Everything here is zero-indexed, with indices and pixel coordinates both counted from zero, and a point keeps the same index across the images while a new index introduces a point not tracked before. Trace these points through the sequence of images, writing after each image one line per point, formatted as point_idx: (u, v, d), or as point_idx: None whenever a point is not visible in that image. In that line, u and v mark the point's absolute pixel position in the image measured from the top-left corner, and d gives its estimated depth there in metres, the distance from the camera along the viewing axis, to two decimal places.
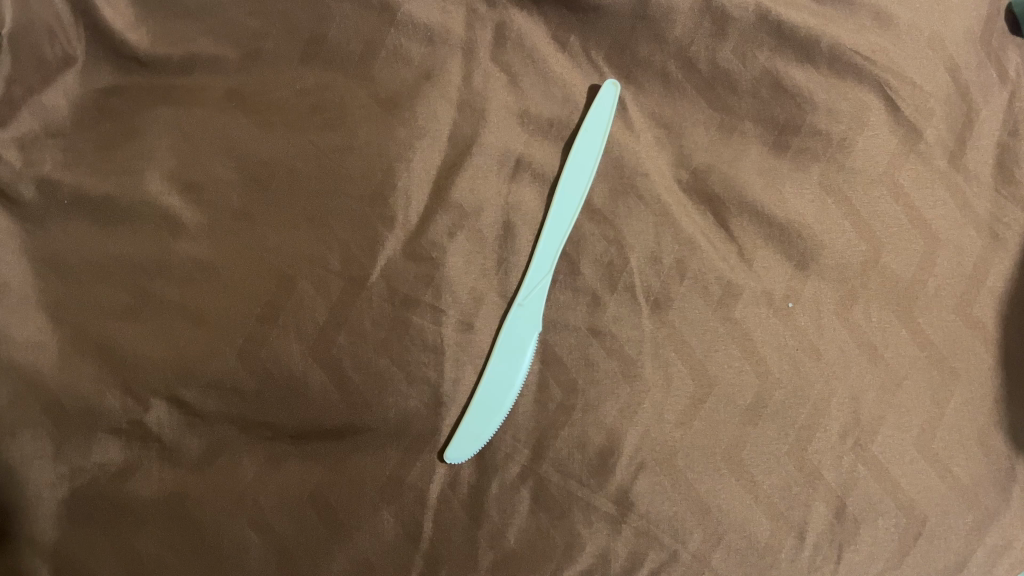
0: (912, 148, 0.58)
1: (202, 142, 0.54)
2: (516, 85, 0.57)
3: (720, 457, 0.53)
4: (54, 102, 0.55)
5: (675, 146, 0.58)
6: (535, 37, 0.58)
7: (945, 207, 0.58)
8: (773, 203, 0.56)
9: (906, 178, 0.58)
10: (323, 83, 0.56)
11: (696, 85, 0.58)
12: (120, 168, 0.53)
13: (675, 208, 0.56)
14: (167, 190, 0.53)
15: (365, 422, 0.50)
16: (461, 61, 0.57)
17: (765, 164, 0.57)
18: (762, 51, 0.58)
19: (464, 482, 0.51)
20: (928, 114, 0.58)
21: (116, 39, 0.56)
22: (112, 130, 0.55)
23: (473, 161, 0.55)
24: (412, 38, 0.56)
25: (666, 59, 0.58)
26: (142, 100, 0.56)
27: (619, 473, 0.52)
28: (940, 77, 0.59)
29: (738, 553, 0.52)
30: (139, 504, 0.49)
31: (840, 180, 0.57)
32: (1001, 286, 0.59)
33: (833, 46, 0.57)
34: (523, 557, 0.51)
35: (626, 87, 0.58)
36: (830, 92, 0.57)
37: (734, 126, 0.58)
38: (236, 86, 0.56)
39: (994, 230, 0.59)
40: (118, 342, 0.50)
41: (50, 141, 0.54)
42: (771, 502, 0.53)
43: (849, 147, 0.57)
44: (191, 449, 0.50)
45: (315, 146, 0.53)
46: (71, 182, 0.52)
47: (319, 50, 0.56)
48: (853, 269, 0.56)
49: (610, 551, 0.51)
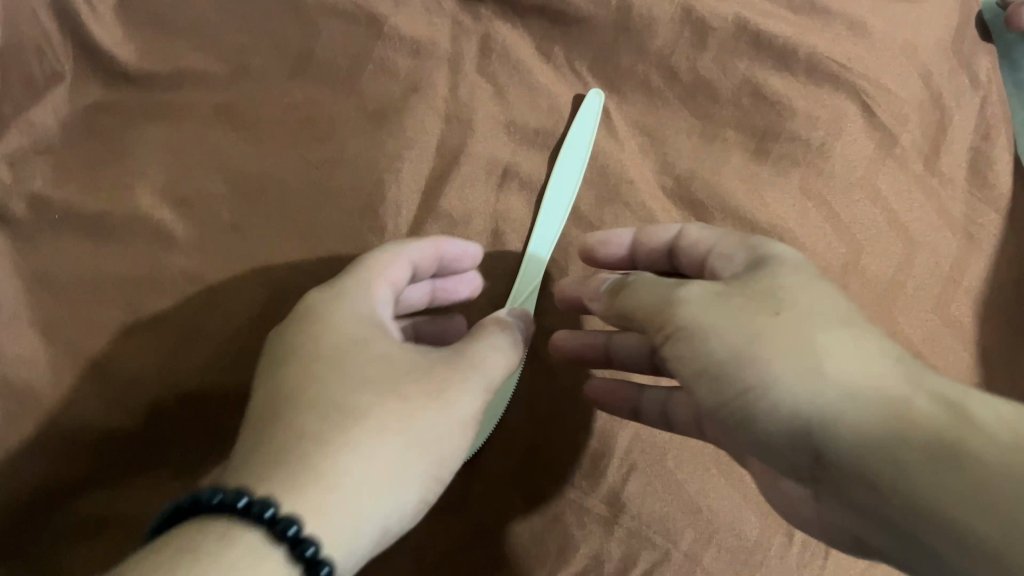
0: (889, 152, 0.60)
1: (192, 158, 0.54)
2: (502, 96, 0.58)
3: (710, 458, 0.54)
4: (43, 119, 0.54)
5: (659, 154, 0.59)
6: (520, 49, 0.59)
7: (921, 209, 0.60)
8: (757, 208, 0.57)
9: (884, 182, 0.59)
10: (313, 98, 0.57)
11: (679, 95, 0.59)
12: (110, 184, 0.53)
13: (660, 214, 0.57)
14: (159, 205, 0.53)
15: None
16: (447, 73, 0.58)
17: (747, 170, 0.58)
18: (742, 60, 0.59)
19: (456, 487, 0.52)
20: (903, 120, 0.60)
21: (105, 56, 0.55)
22: (102, 147, 0.55)
23: (461, 170, 0.56)
24: (399, 51, 0.57)
25: (648, 69, 0.59)
26: (133, 117, 0.55)
27: (610, 475, 0.53)
28: (913, 84, 0.60)
29: (729, 553, 0.53)
30: (130, 512, 0.49)
31: (819, 185, 0.58)
32: (977, 286, 0.60)
33: (810, 55, 0.59)
34: (517, 560, 0.51)
35: (610, 96, 0.59)
36: (809, 99, 0.59)
37: (716, 134, 0.59)
38: (225, 102, 0.56)
39: (969, 232, 0.61)
40: (112, 356, 0.50)
41: (38, 157, 0.53)
42: (760, 502, 0.54)
43: (827, 152, 0.59)
44: (178, 457, 0.50)
45: (305, 160, 0.55)
46: (62, 199, 0.52)
47: (308, 67, 0.57)
48: (834, 271, 0.57)
49: (603, 552, 0.52)
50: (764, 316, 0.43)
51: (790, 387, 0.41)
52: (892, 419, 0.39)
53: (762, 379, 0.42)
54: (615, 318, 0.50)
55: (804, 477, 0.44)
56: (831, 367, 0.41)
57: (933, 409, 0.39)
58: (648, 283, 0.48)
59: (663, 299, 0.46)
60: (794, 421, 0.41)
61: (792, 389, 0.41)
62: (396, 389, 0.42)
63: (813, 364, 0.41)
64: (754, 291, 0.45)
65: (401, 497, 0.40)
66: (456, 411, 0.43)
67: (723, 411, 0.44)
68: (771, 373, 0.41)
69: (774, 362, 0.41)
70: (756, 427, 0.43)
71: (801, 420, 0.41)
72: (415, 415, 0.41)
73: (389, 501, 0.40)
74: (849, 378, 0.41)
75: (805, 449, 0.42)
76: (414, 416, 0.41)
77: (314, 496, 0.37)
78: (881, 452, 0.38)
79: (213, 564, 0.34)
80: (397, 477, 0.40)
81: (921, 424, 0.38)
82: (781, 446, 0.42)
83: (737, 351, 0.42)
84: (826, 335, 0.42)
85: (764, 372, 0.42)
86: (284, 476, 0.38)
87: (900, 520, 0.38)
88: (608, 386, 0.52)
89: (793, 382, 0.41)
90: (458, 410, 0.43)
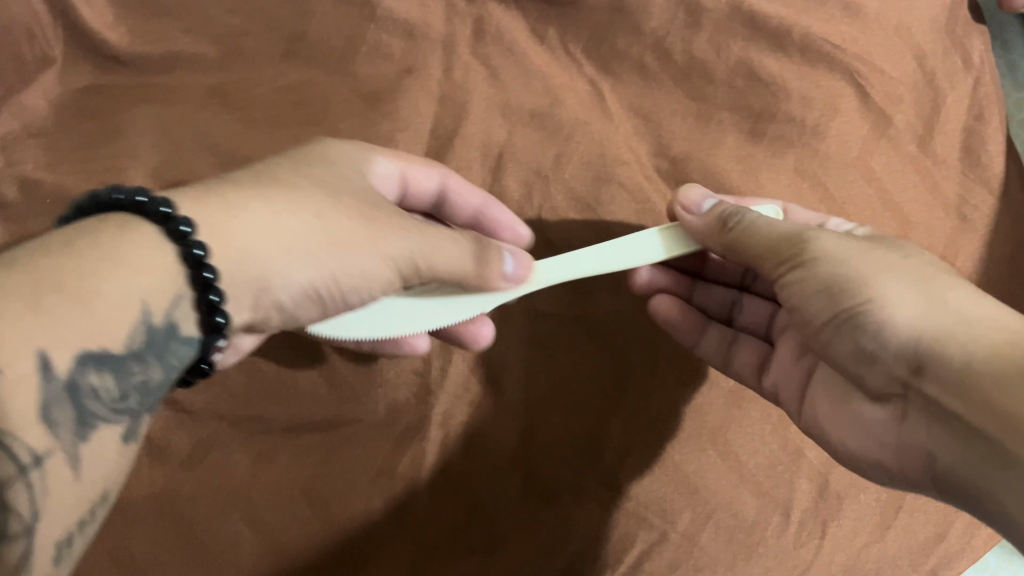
0: (882, 133, 0.60)
1: (186, 139, 0.55)
2: (497, 78, 0.58)
3: (706, 438, 0.54)
4: (33, 102, 0.55)
5: (654, 135, 0.59)
6: (514, 31, 0.59)
7: (915, 189, 0.60)
8: (750, 189, 0.58)
9: (878, 163, 0.59)
10: (305, 79, 0.57)
11: (673, 76, 0.59)
12: (101, 167, 0.53)
13: (657, 197, 0.57)
14: (151, 188, 0.53)
15: (346, 419, 0.52)
16: (441, 56, 0.58)
17: (742, 152, 0.58)
18: (736, 41, 0.58)
19: (455, 468, 0.52)
20: (896, 101, 0.60)
21: (94, 38, 0.55)
22: (94, 127, 0.55)
23: (457, 153, 0.57)
24: (393, 33, 0.57)
25: (643, 51, 0.59)
26: (123, 99, 0.55)
27: (608, 457, 0.53)
28: (907, 64, 0.60)
29: (727, 532, 0.53)
30: (129, 502, 0.50)
31: (814, 166, 0.59)
32: (971, 267, 0.60)
33: (805, 36, 0.59)
34: (512, 540, 0.51)
35: (604, 79, 0.59)
36: (802, 79, 0.59)
37: (711, 115, 0.58)
38: (216, 83, 0.56)
39: (962, 212, 0.61)
40: None
41: (30, 140, 0.54)
42: (758, 482, 0.54)
43: (821, 133, 0.59)
44: (179, 445, 0.51)
45: (297, 141, 0.55)
46: (54, 183, 0.53)
47: (300, 48, 0.57)
48: None
49: (602, 533, 0.52)
50: (886, 262, 0.44)
51: (908, 317, 0.42)
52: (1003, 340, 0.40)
53: (884, 302, 0.42)
54: (713, 245, 0.48)
55: (894, 391, 0.44)
56: (953, 302, 0.42)
57: None
58: (763, 217, 0.47)
59: (790, 237, 0.46)
60: (901, 344, 0.42)
61: (911, 317, 0.42)
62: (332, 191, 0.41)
63: (940, 305, 0.42)
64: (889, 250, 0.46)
65: (295, 280, 0.39)
66: (393, 246, 0.42)
67: (834, 330, 0.45)
68: (893, 300, 0.42)
69: (897, 293, 0.43)
70: (859, 344, 0.43)
71: (907, 348, 0.42)
72: (343, 215, 0.41)
73: (273, 281, 0.38)
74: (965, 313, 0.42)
75: (907, 362, 0.42)
76: (336, 216, 0.40)
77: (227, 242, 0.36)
78: (986, 373, 0.39)
79: (115, 241, 0.33)
80: (302, 263, 0.39)
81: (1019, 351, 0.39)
82: (870, 368, 0.44)
83: (863, 278, 0.43)
84: (949, 286, 0.43)
85: (887, 296, 0.42)
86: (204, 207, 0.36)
87: (971, 419, 0.39)
88: (682, 307, 0.53)
89: (913, 315, 0.42)
90: (397, 249, 0.42)
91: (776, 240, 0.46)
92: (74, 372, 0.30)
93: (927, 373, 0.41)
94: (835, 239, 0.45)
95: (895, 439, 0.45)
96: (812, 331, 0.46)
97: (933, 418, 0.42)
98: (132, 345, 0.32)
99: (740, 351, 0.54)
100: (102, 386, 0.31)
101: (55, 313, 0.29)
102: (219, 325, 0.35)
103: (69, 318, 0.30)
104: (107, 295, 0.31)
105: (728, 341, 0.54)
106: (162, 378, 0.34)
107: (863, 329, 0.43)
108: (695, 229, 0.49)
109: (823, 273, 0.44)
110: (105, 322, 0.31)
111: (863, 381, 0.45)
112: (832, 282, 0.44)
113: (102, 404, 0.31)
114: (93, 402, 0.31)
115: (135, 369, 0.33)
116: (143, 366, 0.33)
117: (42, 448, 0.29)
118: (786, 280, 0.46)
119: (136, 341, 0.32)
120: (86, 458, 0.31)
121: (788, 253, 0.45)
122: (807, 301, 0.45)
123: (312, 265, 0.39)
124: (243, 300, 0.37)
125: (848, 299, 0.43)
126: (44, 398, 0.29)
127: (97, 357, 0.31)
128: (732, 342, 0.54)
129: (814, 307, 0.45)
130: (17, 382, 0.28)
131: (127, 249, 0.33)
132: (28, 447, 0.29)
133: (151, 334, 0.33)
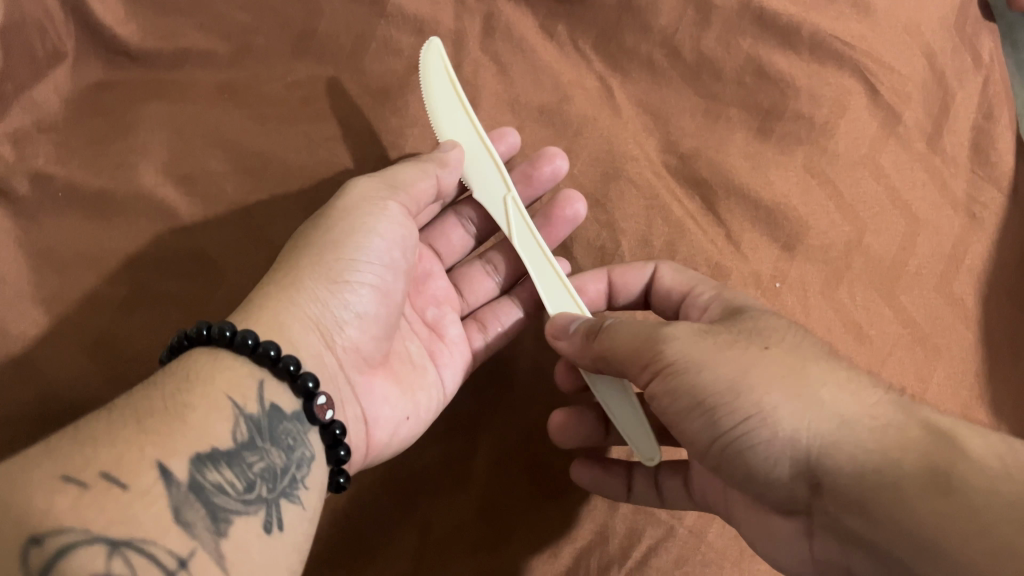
0: (891, 131, 0.60)
1: (197, 136, 0.55)
2: (506, 74, 0.58)
3: None
4: (46, 97, 0.55)
5: (663, 132, 0.59)
6: (523, 28, 0.59)
7: (924, 188, 0.59)
8: (760, 186, 0.57)
9: (887, 160, 0.59)
10: (316, 75, 0.57)
11: (682, 73, 0.59)
12: (112, 161, 0.54)
13: (665, 193, 0.57)
14: (162, 183, 0.54)
15: None
16: (450, 52, 0.58)
17: (751, 149, 0.58)
18: (745, 39, 0.59)
19: (461, 463, 0.52)
20: (906, 98, 0.60)
21: (107, 34, 0.56)
22: (105, 123, 0.55)
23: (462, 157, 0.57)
24: (402, 29, 0.58)
25: (653, 48, 0.59)
26: (135, 95, 0.56)
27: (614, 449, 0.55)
28: (916, 62, 0.61)
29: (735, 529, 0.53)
30: None
31: (824, 163, 0.58)
32: (979, 265, 0.60)
33: (814, 33, 0.59)
34: (521, 534, 0.51)
35: (614, 75, 0.60)
36: (812, 77, 0.59)
37: (720, 113, 0.58)
38: (227, 80, 0.57)
39: (972, 211, 0.60)
40: (117, 335, 0.51)
41: (41, 135, 0.54)
42: None
43: (831, 130, 0.59)
44: None
45: (307, 136, 0.56)
46: (65, 176, 0.53)
47: (310, 44, 0.57)
48: (836, 250, 0.57)
49: (608, 527, 0.52)
50: (753, 352, 0.41)
51: (791, 425, 0.39)
52: (894, 446, 0.37)
53: (763, 415, 0.39)
54: (587, 359, 0.46)
55: (798, 507, 0.42)
56: (827, 397, 0.39)
57: (926, 435, 0.38)
58: (624, 321, 0.44)
59: (647, 339, 0.43)
60: (791, 454, 0.39)
61: (795, 427, 0.39)
62: (294, 251, 0.47)
63: (812, 402, 0.39)
64: (737, 331, 0.43)
65: (327, 300, 0.46)
66: (356, 202, 0.47)
67: (717, 453, 0.41)
68: (771, 408, 0.39)
69: (772, 396, 0.39)
70: (749, 467, 0.40)
71: (800, 457, 0.39)
72: (309, 233, 0.47)
73: (311, 312, 0.45)
74: (847, 412, 0.39)
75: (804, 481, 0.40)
76: (310, 237, 0.47)
77: (266, 320, 0.44)
78: (892, 480, 0.37)
79: (205, 371, 0.40)
80: (321, 282, 0.46)
81: (914, 454, 0.37)
82: (767, 480, 0.41)
83: (732, 385, 0.40)
84: (822, 376, 0.40)
85: (765, 405, 0.39)
86: (238, 312, 0.45)
87: (878, 540, 0.37)
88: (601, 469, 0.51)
89: (797, 422, 0.39)
90: (359, 205, 0.47)
91: (632, 349, 0.43)
92: (192, 475, 0.36)
93: (825, 490, 0.39)
94: (691, 333, 0.42)
95: (809, 553, 0.43)
96: (699, 452, 0.43)
97: (840, 539, 0.40)
98: (239, 438, 0.38)
99: (668, 483, 0.52)
100: (226, 482, 0.37)
101: (155, 431, 0.36)
102: (312, 391, 0.41)
103: (156, 440, 0.36)
104: (199, 410, 0.38)
105: (654, 478, 0.52)
106: (281, 461, 0.40)
107: (748, 451, 0.40)
108: (570, 353, 0.47)
109: (695, 380, 0.40)
110: (204, 430, 0.37)
111: (768, 500, 0.42)
112: (701, 397, 0.40)
113: (228, 496, 0.36)
114: (218, 497, 0.36)
115: (249, 458, 0.38)
116: (254, 454, 0.39)
117: (183, 551, 0.34)
118: (662, 396, 0.42)
119: (241, 434, 0.39)
120: (229, 551, 0.35)
121: (645, 359, 0.42)
122: (685, 419, 0.42)
123: (327, 280, 0.46)
124: (312, 337, 0.45)
125: (723, 418, 0.40)
126: (173, 500, 0.35)
127: (209, 457, 0.37)
128: (657, 478, 0.52)
129: (688, 422, 0.42)
130: (143, 493, 0.34)
131: (217, 370, 0.40)
132: (170, 551, 0.34)
133: (255, 425, 0.39)
